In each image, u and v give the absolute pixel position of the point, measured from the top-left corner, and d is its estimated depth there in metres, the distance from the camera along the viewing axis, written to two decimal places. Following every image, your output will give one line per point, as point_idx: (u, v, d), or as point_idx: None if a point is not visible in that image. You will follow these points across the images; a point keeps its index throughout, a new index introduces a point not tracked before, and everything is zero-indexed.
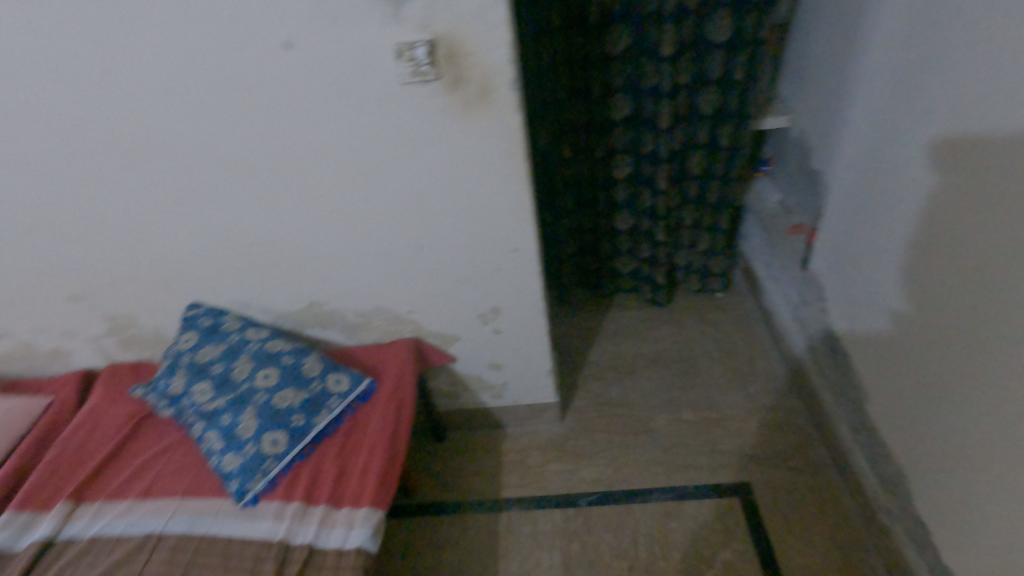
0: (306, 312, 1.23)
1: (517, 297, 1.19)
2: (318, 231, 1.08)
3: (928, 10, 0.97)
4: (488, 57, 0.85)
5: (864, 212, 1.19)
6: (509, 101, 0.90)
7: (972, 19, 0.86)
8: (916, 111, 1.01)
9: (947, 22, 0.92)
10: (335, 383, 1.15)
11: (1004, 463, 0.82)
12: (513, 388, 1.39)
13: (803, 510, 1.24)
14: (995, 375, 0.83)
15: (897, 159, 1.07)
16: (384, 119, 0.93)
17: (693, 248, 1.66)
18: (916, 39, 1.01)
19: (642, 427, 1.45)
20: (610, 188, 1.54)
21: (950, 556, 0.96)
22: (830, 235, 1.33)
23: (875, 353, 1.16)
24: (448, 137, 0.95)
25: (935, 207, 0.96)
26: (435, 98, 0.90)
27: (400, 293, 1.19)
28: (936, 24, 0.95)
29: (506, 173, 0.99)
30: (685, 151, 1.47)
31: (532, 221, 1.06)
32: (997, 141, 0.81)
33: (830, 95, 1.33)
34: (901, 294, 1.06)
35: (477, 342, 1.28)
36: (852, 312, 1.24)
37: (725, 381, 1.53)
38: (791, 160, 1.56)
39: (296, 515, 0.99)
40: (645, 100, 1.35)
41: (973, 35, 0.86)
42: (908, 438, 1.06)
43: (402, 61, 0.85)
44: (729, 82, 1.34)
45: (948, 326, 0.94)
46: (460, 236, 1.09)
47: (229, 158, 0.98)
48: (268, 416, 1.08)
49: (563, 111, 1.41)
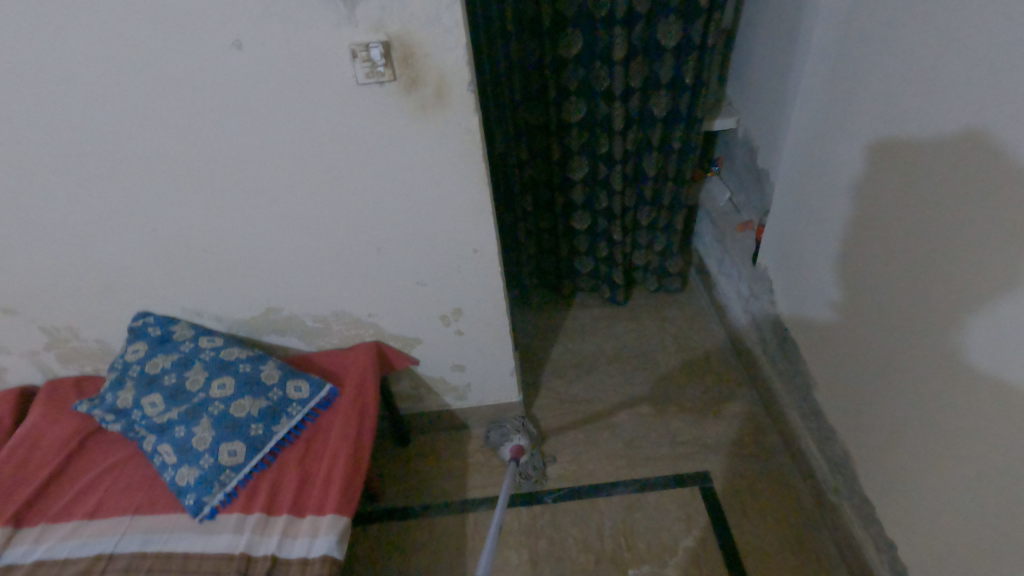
0: (262, 318, 1.20)
1: (478, 298, 1.20)
2: (274, 235, 1.06)
3: (859, 18, 1.03)
4: (444, 59, 0.86)
5: (806, 209, 1.25)
6: (466, 103, 0.91)
7: (898, 27, 0.92)
8: (850, 113, 1.07)
9: (876, 30, 0.98)
10: (295, 390, 1.12)
11: (940, 440, 0.88)
12: (476, 389, 1.40)
13: (759, 494, 1.29)
14: (927, 359, 0.89)
15: (834, 158, 1.13)
16: (339, 121, 0.92)
17: (649, 247, 1.71)
18: (848, 45, 1.07)
19: (604, 422, 1.48)
20: (567, 190, 1.56)
21: (895, 530, 1.03)
22: (776, 231, 1.39)
23: (820, 342, 1.22)
24: (405, 139, 0.95)
25: (869, 203, 1.02)
26: (391, 100, 0.90)
27: (359, 296, 1.17)
28: (866, 31, 1.01)
29: (465, 174, 1.00)
30: (639, 153, 1.51)
31: (492, 221, 1.07)
32: (924, 140, 0.87)
33: (773, 97, 1.39)
34: (841, 285, 1.13)
35: (439, 343, 1.28)
36: (798, 303, 1.31)
37: (683, 374, 1.58)
38: (739, 160, 1.63)
39: (258, 526, 0.96)
40: (598, 102, 1.39)
41: (900, 40, 0.92)
42: (852, 421, 1.12)
43: (357, 62, 0.85)
44: (679, 85, 1.39)
45: (884, 314, 1.00)
46: (420, 238, 1.09)
47: (176, 161, 0.95)
48: (224, 426, 1.05)
49: (519, 114, 1.43)
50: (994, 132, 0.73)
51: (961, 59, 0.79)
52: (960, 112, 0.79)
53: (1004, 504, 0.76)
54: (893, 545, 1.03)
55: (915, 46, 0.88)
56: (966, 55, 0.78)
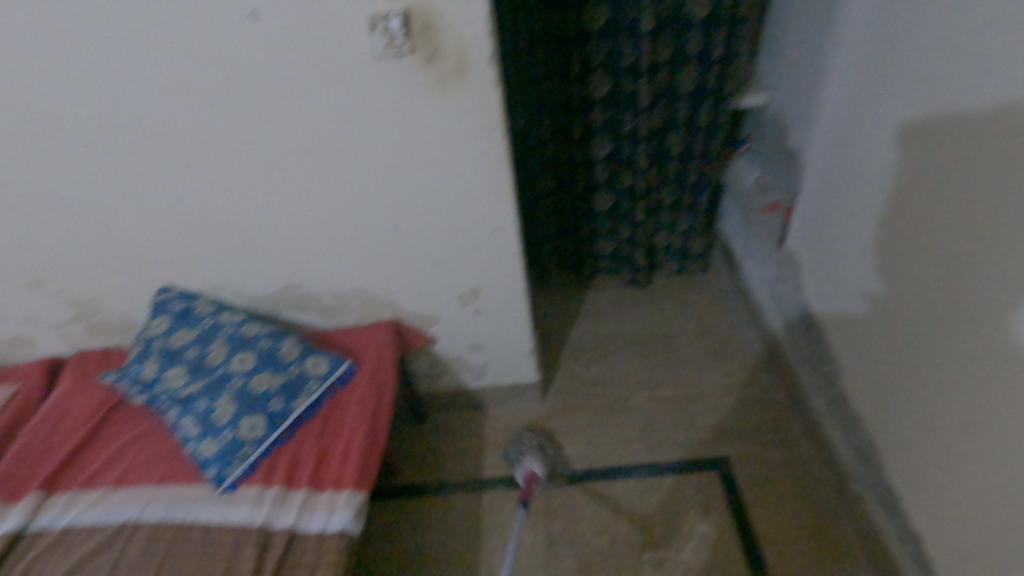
0: (281, 295, 1.20)
1: (497, 277, 1.18)
2: (292, 211, 1.06)
3: None
4: (465, 30, 0.83)
5: (839, 189, 1.20)
6: (487, 77, 0.88)
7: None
8: (889, 89, 1.01)
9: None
10: (314, 366, 1.13)
11: (972, 434, 0.85)
12: (494, 369, 1.39)
13: (779, 481, 1.27)
14: (964, 348, 0.86)
15: (870, 136, 1.08)
16: (357, 96, 0.90)
17: (672, 227, 1.67)
18: (890, 16, 1.01)
19: (622, 405, 1.46)
20: (589, 169, 1.53)
21: (920, 523, 1.00)
22: (806, 213, 1.34)
23: (849, 328, 1.18)
24: (425, 114, 0.92)
25: (906, 184, 0.97)
26: (410, 74, 0.88)
27: (377, 274, 1.17)
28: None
29: (485, 151, 0.98)
30: (664, 130, 1.47)
31: (512, 200, 1.05)
32: (967, 118, 0.82)
33: (806, 72, 1.33)
34: (874, 269, 1.08)
35: (457, 322, 1.27)
36: (827, 288, 1.26)
37: (703, 358, 1.55)
38: (769, 139, 1.57)
39: (277, 500, 0.97)
40: (624, 78, 1.34)
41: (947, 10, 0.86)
42: (880, 410, 1.09)
43: (375, 34, 0.83)
44: (708, 59, 1.34)
45: (918, 302, 0.96)
46: (438, 216, 1.07)
47: (194, 135, 0.94)
48: (245, 401, 1.06)
49: (541, 90, 1.39)
50: None
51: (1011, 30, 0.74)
52: (1007, 88, 0.74)
53: None
54: (919, 538, 1.01)
55: (963, 16, 0.83)
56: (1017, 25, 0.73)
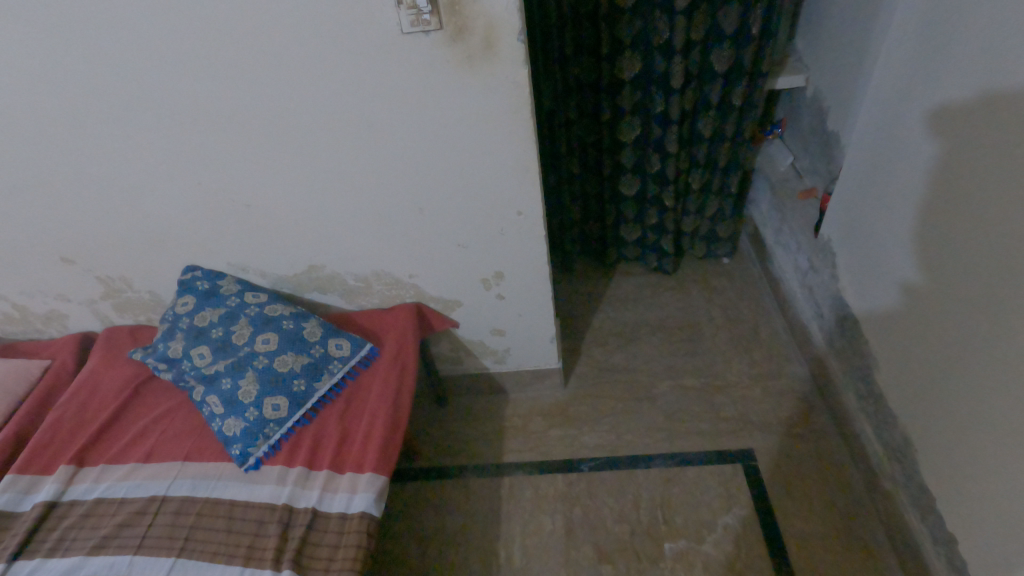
0: (304, 276, 1.20)
1: (521, 262, 1.16)
2: (316, 192, 1.05)
3: None
4: (494, 5, 0.80)
5: (879, 175, 1.14)
6: (515, 53, 0.85)
7: None
8: (935, 68, 0.95)
9: None
10: (336, 348, 1.13)
11: (1013, 435, 0.81)
12: (515, 354, 1.38)
13: (805, 476, 1.24)
14: (1008, 344, 0.81)
15: (912, 120, 1.02)
16: (382, 74, 0.88)
17: (700, 213, 1.63)
18: None
19: (645, 393, 1.44)
20: (616, 151, 1.49)
21: (953, 524, 0.96)
22: (842, 200, 1.29)
23: (884, 321, 1.14)
24: (450, 93, 0.90)
25: (951, 171, 0.92)
26: (436, 50, 0.85)
27: (400, 256, 1.16)
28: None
29: (511, 131, 0.95)
30: (696, 112, 1.42)
31: (538, 183, 1.03)
32: (1021, 100, 0.76)
33: (848, 50, 1.26)
34: (914, 260, 1.03)
35: (479, 307, 1.26)
36: (861, 278, 1.21)
37: (730, 348, 1.51)
38: (805, 122, 1.50)
39: (299, 479, 0.98)
40: (656, 57, 1.30)
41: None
42: (915, 407, 1.05)
43: (402, 9, 0.80)
44: (745, 38, 1.28)
45: (960, 295, 0.91)
46: (461, 199, 1.05)
47: (218, 113, 0.94)
48: (268, 381, 1.07)
49: (569, 70, 1.35)
50: None
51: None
52: None
53: None
54: (951, 540, 0.97)
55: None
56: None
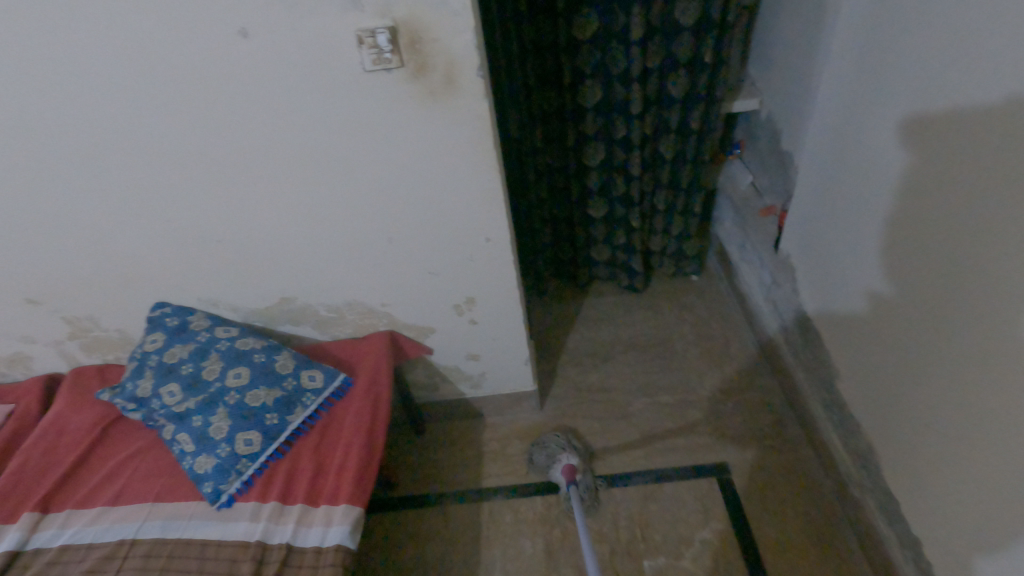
0: (276, 309, 1.20)
1: (492, 287, 1.18)
2: (285, 225, 1.06)
3: None
4: (453, 43, 0.84)
5: (832, 192, 1.20)
6: (476, 88, 0.89)
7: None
8: (881, 91, 1.01)
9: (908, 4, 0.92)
10: (309, 380, 1.13)
11: (972, 435, 0.84)
12: (491, 378, 1.39)
13: (779, 487, 1.27)
14: (961, 350, 0.85)
15: (863, 139, 1.08)
16: (350, 111, 0.91)
17: (667, 233, 1.67)
18: (878, 21, 1.01)
19: (621, 412, 1.46)
20: (583, 175, 1.54)
21: (918, 527, 0.99)
22: (799, 217, 1.34)
23: (844, 331, 1.18)
24: (415, 126, 0.93)
25: (902, 186, 0.97)
26: (400, 87, 0.88)
27: (372, 286, 1.17)
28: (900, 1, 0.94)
29: (476, 161, 0.98)
30: (657, 136, 1.47)
31: (504, 210, 1.05)
32: (967, 116, 0.81)
33: (798, 75, 1.33)
34: (868, 271, 1.08)
35: (453, 333, 1.27)
36: (821, 291, 1.26)
37: (701, 363, 1.54)
38: (762, 143, 1.57)
39: (273, 514, 0.97)
40: (615, 85, 1.35)
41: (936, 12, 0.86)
42: (878, 414, 1.09)
43: (363, 48, 0.83)
44: (699, 65, 1.34)
45: (914, 303, 0.95)
46: (431, 227, 1.08)
47: (189, 149, 0.95)
48: (240, 416, 1.06)
49: (533, 99, 1.40)
50: None
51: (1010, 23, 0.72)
52: (1010, 82, 0.73)
53: None
54: (918, 542, 1.00)
55: (954, 17, 0.82)
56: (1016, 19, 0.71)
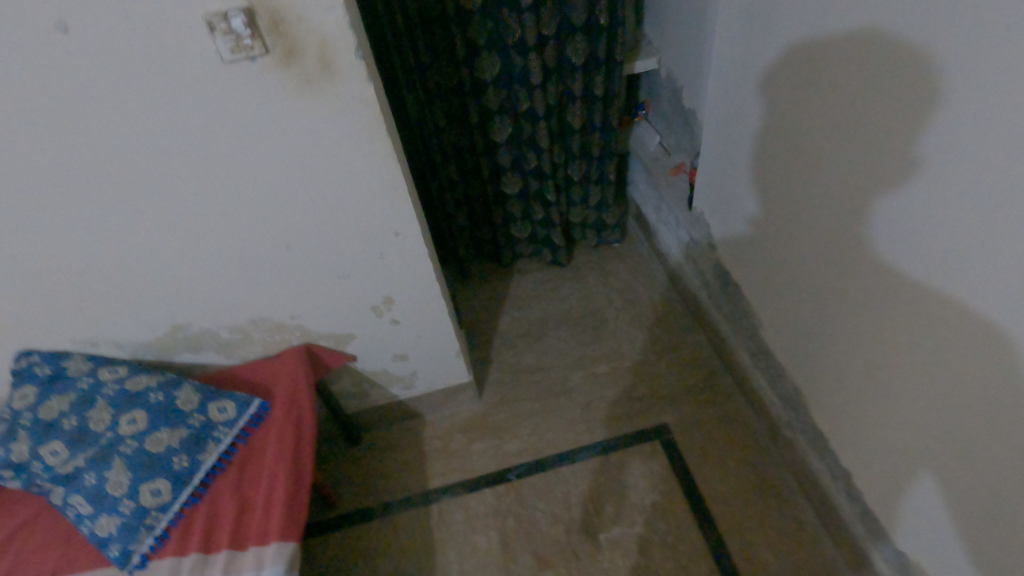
0: (169, 338, 1.07)
1: (408, 282, 1.11)
2: (161, 246, 0.94)
3: None
4: (322, 22, 0.74)
5: (735, 147, 1.21)
6: (357, 72, 0.80)
7: None
8: (767, 41, 1.01)
9: None
10: (219, 412, 1.02)
11: (888, 370, 0.87)
12: (423, 376, 1.32)
13: (717, 439, 1.30)
14: (863, 289, 0.88)
15: (756, 90, 1.08)
16: (214, 107, 0.80)
17: (585, 203, 1.65)
18: None
19: (559, 389, 1.44)
20: (492, 153, 1.48)
21: (845, 458, 1.04)
22: (708, 173, 1.35)
23: (760, 280, 1.21)
24: (293, 118, 0.83)
25: (795, 134, 0.98)
26: (268, 76, 0.78)
27: (276, 300, 1.07)
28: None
29: (370, 151, 0.90)
30: (561, 105, 1.43)
31: (409, 200, 0.98)
32: (844, 60, 0.81)
33: (692, 31, 1.32)
34: (776, 221, 1.10)
35: (374, 336, 1.19)
36: (735, 244, 1.28)
37: (631, 328, 1.55)
38: (666, 101, 1.56)
39: (196, 567, 0.87)
40: (512, 55, 1.30)
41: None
42: (800, 357, 1.12)
43: (217, 36, 0.72)
44: (595, 28, 1.30)
45: (819, 249, 0.98)
46: (332, 228, 0.99)
47: (21, 172, 0.80)
48: (142, 465, 0.93)
49: (428, 76, 1.32)
50: (924, 42, 0.67)
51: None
52: (881, 22, 0.73)
53: (960, 430, 0.75)
54: (846, 473, 1.05)
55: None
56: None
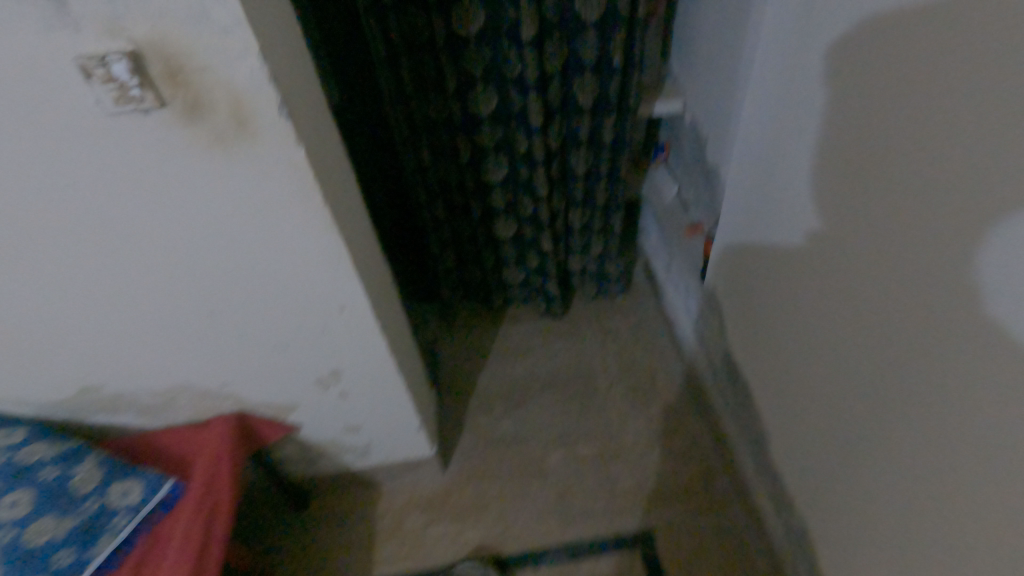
0: (78, 400, 0.93)
1: (360, 357, 0.96)
2: (58, 307, 0.79)
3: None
4: (231, 73, 0.59)
5: (760, 225, 1.02)
6: (280, 132, 0.64)
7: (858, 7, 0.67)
8: (804, 115, 0.83)
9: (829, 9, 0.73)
10: (121, 497, 0.88)
11: (926, 556, 0.69)
12: (379, 446, 1.17)
13: (709, 556, 1.13)
14: (903, 449, 0.70)
15: (786, 170, 0.90)
16: (101, 163, 0.64)
17: (586, 252, 1.47)
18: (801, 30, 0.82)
19: (536, 469, 1.28)
20: (483, 193, 1.31)
21: None
22: (726, 245, 1.17)
23: (777, 385, 1.03)
24: (205, 180, 0.68)
25: (826, 236, 0.79)
26: (168, 133, 0.62)
27: (202, 367, 0.92)
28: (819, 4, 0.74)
29: (304, 219, 0.74)
30: (565, 148, 1.25)
31: (357, 274, 0.82)
32: (903, 169, 0.62)
33: (720, 80, 1.14)
34: (801, 327, 0.91)
35: (321, 406, 1.04)
36: (753, 334, 1.10)
37: (625, 402, 1.38)
38: (687, 150, 1.38)
39: None
40: (511, 91, 1.13)
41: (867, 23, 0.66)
42: (814, 488, 0.94)
43: (95, 83, 0.57)
44: (608, 68, 1.12)
45: (849, 378, 0.79)
46: (263, 298, 0.83)
47: None
48: (14, 562, 0.78)
49: (413, 108, 1.15)
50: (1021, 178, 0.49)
51: (967, 67, 0.51)
52: (966, 138, 0.53)
53: None
54: None
55: (882, 30, 0.63)
56: (977, 57, 0.50)
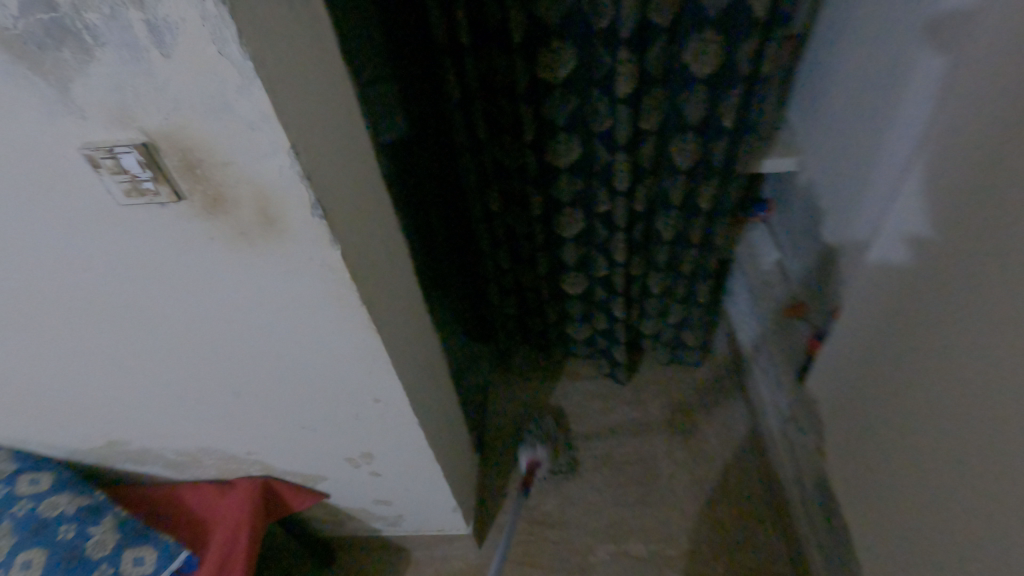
0: (107, 450, 0.89)
1: (394, 444, 0.86)
2: (82, 371, 0.74)
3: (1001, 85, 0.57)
4: (257, 170, 0.48)
5: (888, 340, 0.83)
6: (314, 233, 0.54)
7: None
8: (973, 237, 0.64)
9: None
10: (134, 564, 0.81)
11: None
12: (411, 520, 1.08)
13: None
14: None
15: (942, 294, 0.71)
16: (116, 250, 0.56)
17: (663, 318, 1.30)
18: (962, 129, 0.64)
19: (578, 562, 1.14)
20: (553, 248, 1.17)
21: None
22: (836, 347, 0.98)
23: (889, 540, 0.83)
24: (227, 272, 0.58)
25: (994, 401, 0.61)
26: (187, 224, 0.53)
27: (229, 436, 0.85)
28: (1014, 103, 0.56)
29: (338, 317, 0.64)
30: (652, 210, 1.09)
31: (395, 372, 0.72)
32: None
33: (861, 153, 0.96)
34: (936, 491, 0.72)
35: (351, 482, 0.96)
36: (864, 466, 0.91)
37: (688, 497, 1.21)
38: (799, 216, 1.20)
39: None
40: (597, 146, 0.98)
41: None
42: None
43: (104, 174, 0.48)
44: (716, 129, 0.95)
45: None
46: (292, 383, 0.75)
47: None
48: None
49: (484, 156, 1.03)
50: None
51: None
52: None
53: None
54: None
55: None
56: None
